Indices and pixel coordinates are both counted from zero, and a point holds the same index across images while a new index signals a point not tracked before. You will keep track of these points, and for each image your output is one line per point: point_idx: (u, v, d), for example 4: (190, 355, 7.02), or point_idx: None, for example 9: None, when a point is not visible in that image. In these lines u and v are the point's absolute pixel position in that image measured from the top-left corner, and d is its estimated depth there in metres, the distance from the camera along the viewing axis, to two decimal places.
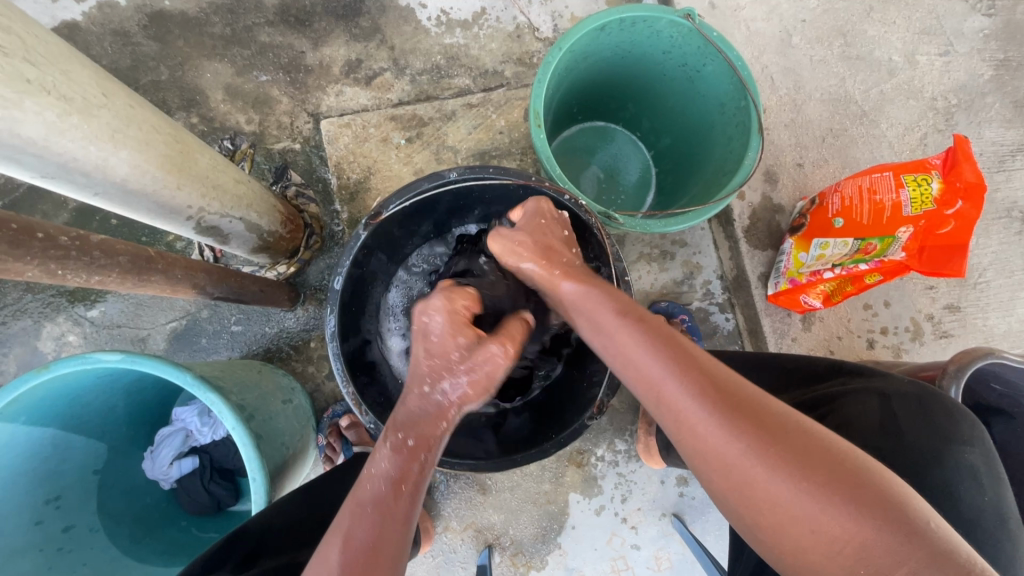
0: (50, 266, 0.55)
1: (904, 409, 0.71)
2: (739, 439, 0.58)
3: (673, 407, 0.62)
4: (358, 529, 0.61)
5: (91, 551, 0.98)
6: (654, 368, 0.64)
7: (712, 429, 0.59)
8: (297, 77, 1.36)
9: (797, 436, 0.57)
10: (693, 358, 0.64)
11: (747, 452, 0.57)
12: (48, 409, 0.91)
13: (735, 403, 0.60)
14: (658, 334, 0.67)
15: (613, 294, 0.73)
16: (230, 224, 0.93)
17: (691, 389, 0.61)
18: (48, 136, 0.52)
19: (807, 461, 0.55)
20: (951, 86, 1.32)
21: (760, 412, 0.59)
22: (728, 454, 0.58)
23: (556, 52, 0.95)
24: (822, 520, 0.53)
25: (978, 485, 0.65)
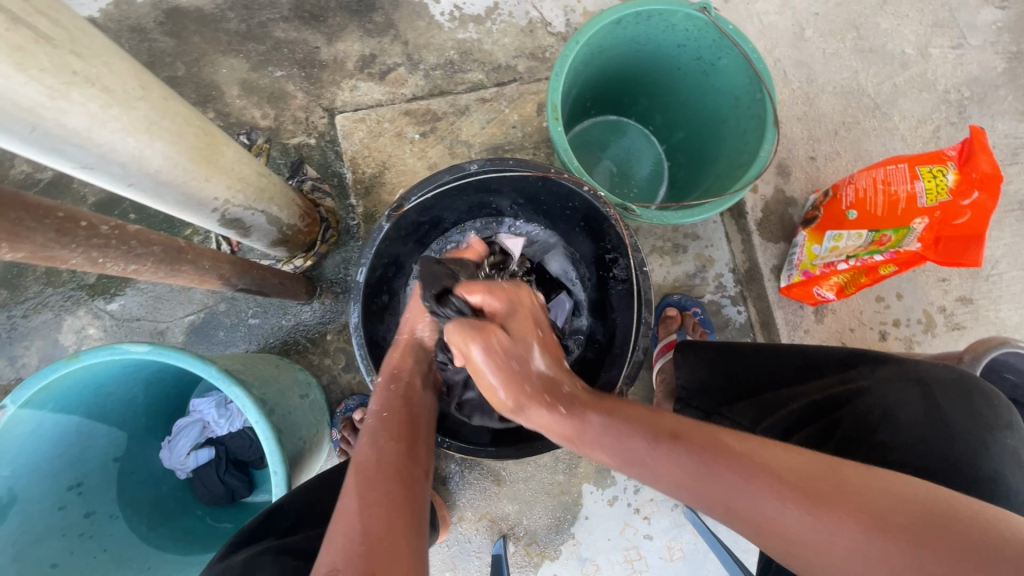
0: (92, 253, 0.57)
1: (946, 399, 0.74)
2: (830, 530, 0.50)
3: (752, 517, 0.54)
4: (359, 460, 0.66)
5: (113, 537, 0.99)
6: (710, 479, 0.57)
7: (801, 527, 0.51)
8: (312, 72, 1.37)
9: (889, 508, 0.49)
10: (743, 452, 0.57)
11: (847, 544, 0.49)
12: (74, 397, 0.93)
13: (786, 473, 0.54)
14: (693, 439, 0.60)
15: (632, 413, 0.67)
16: (253, 217, 0.95)
17: (755, 484, 0.54)
18: (90, 127, 0.54)
19: (909, 536, 0.47)
20: (964, 79, 1.32)
21: (832, 485, 0.52)
22: (799, 534, 0.51)
23: (574, 46, 0.96)
24: None
25: (1021, 466, 0.70)
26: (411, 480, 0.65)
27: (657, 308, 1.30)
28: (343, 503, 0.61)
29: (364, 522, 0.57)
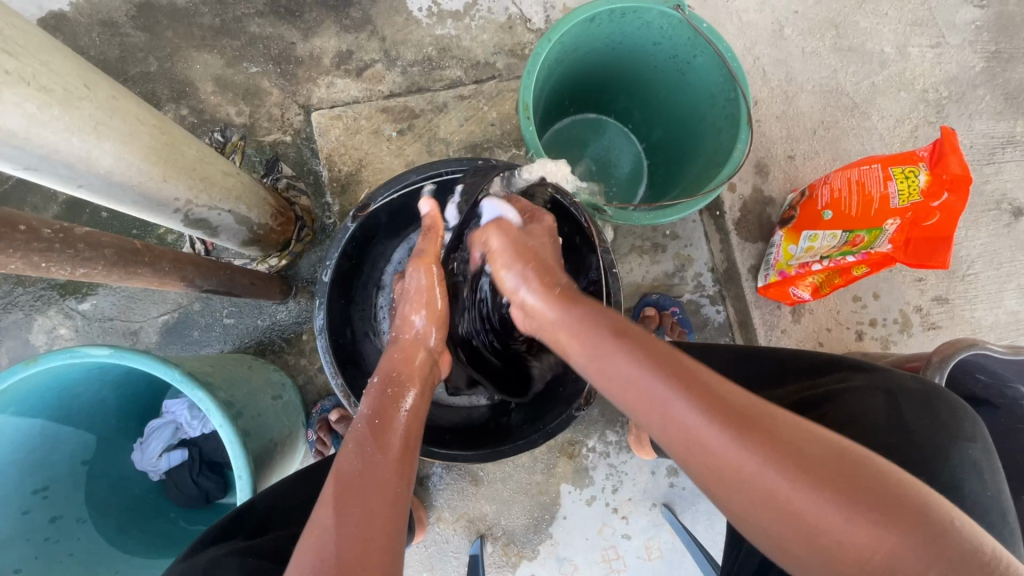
0: (33, 258, 0.55)
1: (909, 405, 0.72)
2: (754, 455, 0.52)
3: (681, 430, 0.56)
4: (341, 472, 0.63)
5: (79, 541, 0.98)
6: (658, 392, 0.58)
7: (727, 450, 0.53)
8: (287, 68, 1.35)
9: (813, 449, 0.52)
10: (696, 378, 0.58)
11: (764, 467, 0.51)
12: (37, 400, 0.92)
13: (728, 401, 0.56)
14: (656, 354, 0.62)
15: (600, 315, 0.69)
16: (219, 217, 0.93)
17: (696, 407, 0.56)
18: (29, 128, 0.52)
19: (827, 475, 0.50)
20: (942, 78, 1.32)
21: (766, 421, 0.54)
22: (722, 454, 0.53)
23: (546, 44, 0.95)
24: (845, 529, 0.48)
25: (981, 481, 0.66)
26: (395, 494, 0.62)
27: (636, 308, 1.28)
28: (317, 516, 0.59)
29: (343, 538, 0.56)
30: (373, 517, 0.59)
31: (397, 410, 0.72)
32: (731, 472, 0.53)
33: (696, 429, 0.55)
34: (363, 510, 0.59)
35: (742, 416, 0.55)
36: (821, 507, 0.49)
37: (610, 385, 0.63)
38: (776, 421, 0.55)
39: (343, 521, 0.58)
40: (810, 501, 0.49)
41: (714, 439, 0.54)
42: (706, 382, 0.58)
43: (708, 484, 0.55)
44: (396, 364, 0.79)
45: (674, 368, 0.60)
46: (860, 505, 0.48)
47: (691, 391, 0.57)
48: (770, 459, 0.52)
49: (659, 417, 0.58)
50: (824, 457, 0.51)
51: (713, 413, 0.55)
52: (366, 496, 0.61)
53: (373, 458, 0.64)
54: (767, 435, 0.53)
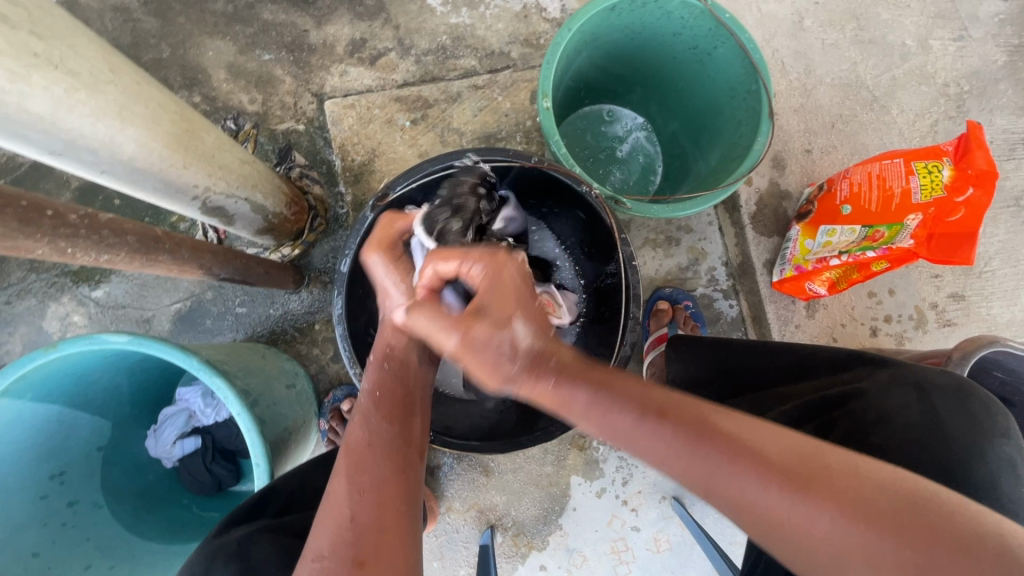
0: (59, 243, 0.55)
1: (943, 403, 0.72)
2: (816, 514, 0.49)
3: (730, 495, 0.52)
4: (351, 441, 0.63)
5: (96, 526, 0.99)
6: (694, 458, 0.54)
7: (787, 505, 0.50)
8: (300, 56, 1.34)
9: (879, 497, 0.48)
10: (735, 433, 0.54)
11: (831, 528, 0.48)
12: (55, 386, 0.92)
13: (775, 457, 0.52)
14: (686, 410, 0.57)
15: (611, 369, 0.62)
16: (236, 205, 0.92)
17: (742, 469, 0.52)
18: (56, 112, 0.52)
19: (901, 530, 0.46)
20: (964, 72, 1.30)
21: (819, 474, 0.50)
22: (780, 515, 0.50)
23: (566, 33, 0.94)
24: None
25: (1016, 476, 0.68)
26: (405, 460, 0.63)
27: (649, 301, 1.28)
28: (333, 485, 0.60)
29: (356, 488, 0.59)
30: (385, 481, 0.60)
31: (405, 380, 0.71)
32: (796, 534, 0.50)
33: (756, 499, 0.51)
34: (373, 476, 0.60)
35: (794, 471, 0.51)
36: (892, 564, 0.45)
37: (649, 455, 0.57)
38: (841, 479, 0.49)
39: (352, 484, 0.59)
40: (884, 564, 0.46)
41: (766, 502, 0.51)
42: (758, 442, 0.53)
43: (774, 550, 0.52)
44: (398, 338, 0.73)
45: (720, 431, 0.55)
46: (936, 556, 0.44)
47: (743, 454, 0.53)
48: (843, 523, 0.48)
49: (706, 487, 0.54)
50: (896, 509, 0.47)
51: (769, 479, 0.51)
52: (373, 461, 0.61)
53: (378, 422, 0.65)
54: (826, 493, 0.49)
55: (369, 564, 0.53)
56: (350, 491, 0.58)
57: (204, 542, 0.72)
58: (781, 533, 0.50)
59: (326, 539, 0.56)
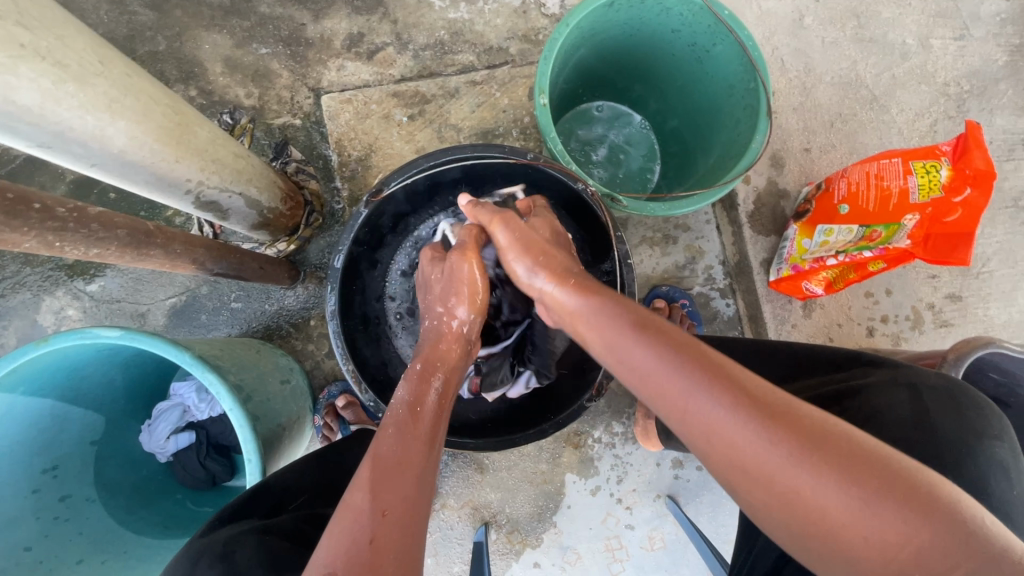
0: (47, 237, 0.54)
1: (933, 402, 0.72)
2: (778, 445, 0.52)
3: (700, 422, 0.56)
4: (376, 452, 0.63)
5: (89, 521, 0.99)
6: (676, 380, 0.58)
7: (753, 437, 0.53)
8: (297, 50, 1.33)
9: (840, 441, 0.51)
10: (721, 369, 0.58)
11: (788, 459, 0.51)
12: (47, 380, 0.91)
13: (750, 393, 0.56)
14: (679, 348, 0.61)
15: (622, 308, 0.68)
16: (230, 199, 0.92)
17: (716, 398, 0.56)
18: (43, 104, 0.51)
19: (856, 472, 0.49)
20: (964, 72, 1.29)
21: (789, 414, 0.54)
22: (744, 445, 0.53)
23: (563, 29, 0.93)
24: (872, 526, 0.47)
25: (1008, 478, 0.67)
26: (423, 478, 0.62)
27: (646, 299, 1.27)
28: (351, 497, 0.58)
29: (378, 504, 0.57)
30: (410, 504, 0.59)
31: (429, 396, 0.73)
32: (755, 465, 0.52)
33: (719, 421, 0.55)
34: (400, 495, 0.59)
35: (767, 407, 0.54)
36: (836, 504, 0.49)
37: (631, 364, 0.63)
38: (802, 419, 0.53)
39: (377, 499, 0.57)
40: (834, 498, 0.49)
41: (734, 431, 0.54)
42: (732, 372, 0.58)
43: (729, 478, 0.55)
44: (433, 351, 0.81)
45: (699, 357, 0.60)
46: (878, 504, 0.48)
47: (716, 379, 0.57)
48: (793, 457, 0.51)
49: (680, 410, 0.58)
50: (848, 453, 0.50)
51: (733, 404, 0.55)
52: (402, 480, 0.60)
53: (412, 441, 0.65)
54: (792, 430, 0.52)
55: None
56: (371, 506, 0.57)
57: (196, 538, 0.72)
58: (739, 459, 0.53)
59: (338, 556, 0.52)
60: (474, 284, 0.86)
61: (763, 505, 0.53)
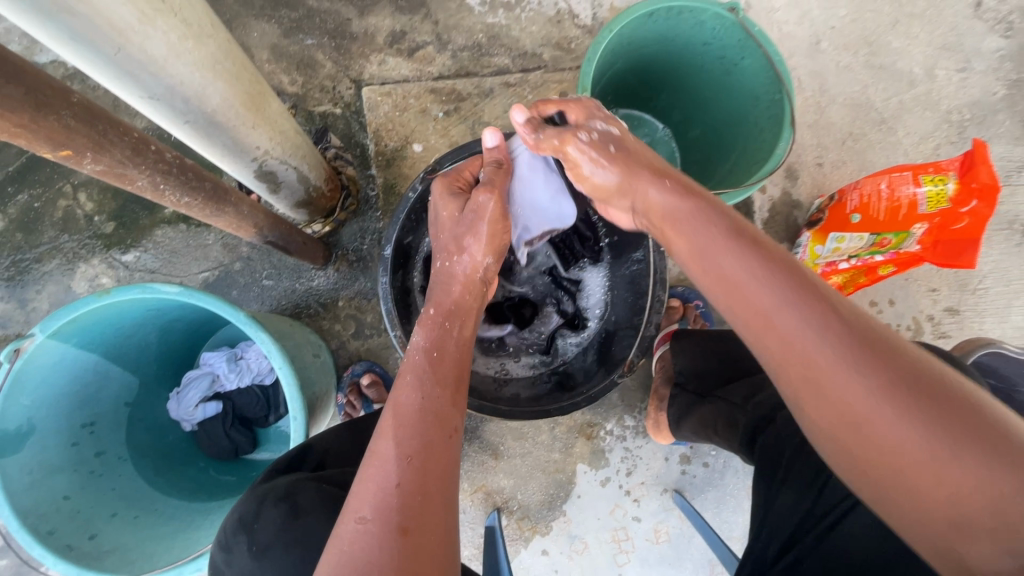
0: (157, 178, 0.59)
1: None
2: (897, 405, 0.48)
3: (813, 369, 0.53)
4: (399, 404, 0.68)
5: (120, 477, 1.01)
6: (787, 320, 0.55)
7: (873, 383, 0.50)
8: (342, 43, 1.39)
9: (980, 418, 0.47)
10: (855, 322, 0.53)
11: (902, 415, 0.48)
12: (95, 336, 0.94)
13: (884, 351, 0.51)
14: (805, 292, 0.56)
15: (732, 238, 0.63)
16: (286, 172, 0.97)
17: (836, 349, 0.52)
18: (167, 57, 0.56)
19: (991, 445, 0.46)
20: (966, 101, 1.38)
21: (930, 384, 0.49)
22: (853, 398, 0.50)
23: (607, 34, 1.01)
24: (986, 499, 0.45)
25: None
26: (449, 424, 0.68)
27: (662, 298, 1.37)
28: (376, 444, 0.64)
29: (402, 448, 0.63)
30: (432, 448, 0.64)
31: (448, 346, 0.77)
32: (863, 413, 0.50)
33: (835, 368, 0.51)
34: (422, 438, 0.64)
35: (902, 369, 0.50)
36: (942, 453, 0.47)
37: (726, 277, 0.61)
38: (910, 362, 0.51)
39: (399, 447, 0.63)
40: (949, 464, 0.46)
41: (845, 377, 0.51)
42: (840, 301, 0.56)
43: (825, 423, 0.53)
44: (451, 297, 0.84)
45: (812, 283, 0.57)
46: (984, 458, 0.46)
47: (824, 304, 0.54)
48: (884, 393, 0.49)
49: (786, 352, 0.55)
50: (957, 406, 0.48)
51: (833, 330, 0.53)
52: (424, 427, 0.66)
53: (432, 392, 0.70)
54: (924, 393, 0.48)
55: (411, 529, 0.57)
56: (396, 450, 0.62)
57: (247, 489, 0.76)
58: (842, 406, 0.51)
59: (370, 504, 0.58)
60: (486, 220, 0.86)
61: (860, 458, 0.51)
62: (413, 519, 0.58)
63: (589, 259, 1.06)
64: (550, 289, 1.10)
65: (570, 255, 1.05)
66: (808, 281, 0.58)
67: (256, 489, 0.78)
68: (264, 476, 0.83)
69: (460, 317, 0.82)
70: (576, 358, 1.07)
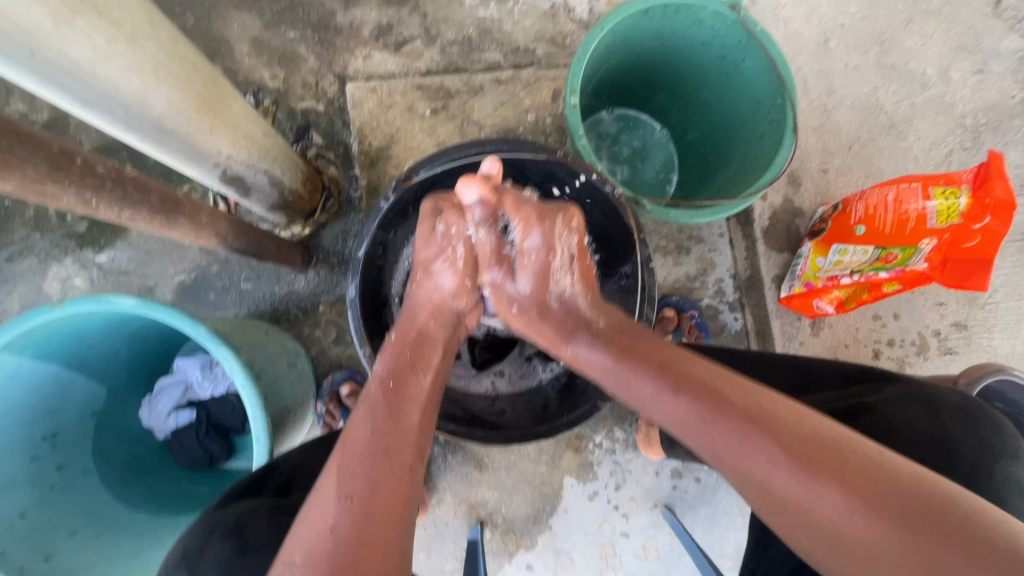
0: (87, 194, 0.55)
1: (950, 413, 0.77)
2: (802, 480, 0.55)
3: (735, 468, 0.60)
4: (348, 437, 0.64)
5: (84, 492, 0.97)
6: (704, 427, 0.63)
7: (780, 461, 0.57)
8: (325, 36, 1.33)
9: (873, 477, 0.53)
10: (758, 411, 0.61)
11: (814, 493, 0.54)
12: (54, 347, 0.90)
13: (778, 431, 0.59)
14: (715, 394, 0.65)
15: (648, 352, 0.74)
16: (255, 177, 0.91)
17: (743, 439, 0.60)
18: (93, 60, 0.51)
19: (886, 505, 0.51)
20: (981, 105, 1.31)
21: (823, 450, 0.56)
22: (770, 482, 0.57)
23: (599, 32, 0.94)
24: (901, 559, 0.49)
25: (1002, 484, 0.71)
26: (403, 463, 0.64)
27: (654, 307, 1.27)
28: (320, 486, 0.61)
29: (342, 489, 0.59)
30: (379, 489, 0.60)
31: (414, 377, 0.73)
32: (781, 492, 0.56)
33: (748, 464, 0.59)
34: (367, 476, 0.60)
35: (798, 443, 0.57)
36: (886, 537, 0.50)
37: (664, 418, 0.68)
38: (837, 452, 0.55)
39: (340, 487, 0.59)
40: (864, 533, 0.51)
41: (757, 464, 0.58)
42: (763, 410, 0.61)
43: (768, 516, 0.58)
44: (424, 329, 0.81)
45: (734, 400, 0.63)
46: (943, 554, 0.47)
47: (744, 423, 0.61)
48: (792, 471, 0.56)
49: (710, 452, 0.63)
50: (891, 492, 0.51)
51: (765, 447, 0.58)
52: (371, 467, 0.61)
53: (387, 427, 0.66)
54: (820, 464, 0.55)
55: None
56: (336, 492, 0.59)
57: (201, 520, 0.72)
58: (763, 495, 0.58)
59: (303, 546, 0.55)
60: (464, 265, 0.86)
61: (805, 543, 0.55)
62: (346, 567, 0.53)
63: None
64: None
65: None
66: (714, 386, 0.66)
67: (211, 515, 0.75)
68: (222, 499, 0.79)
69: (429, 347, 0.79)
70: (547, 381, 1.03)
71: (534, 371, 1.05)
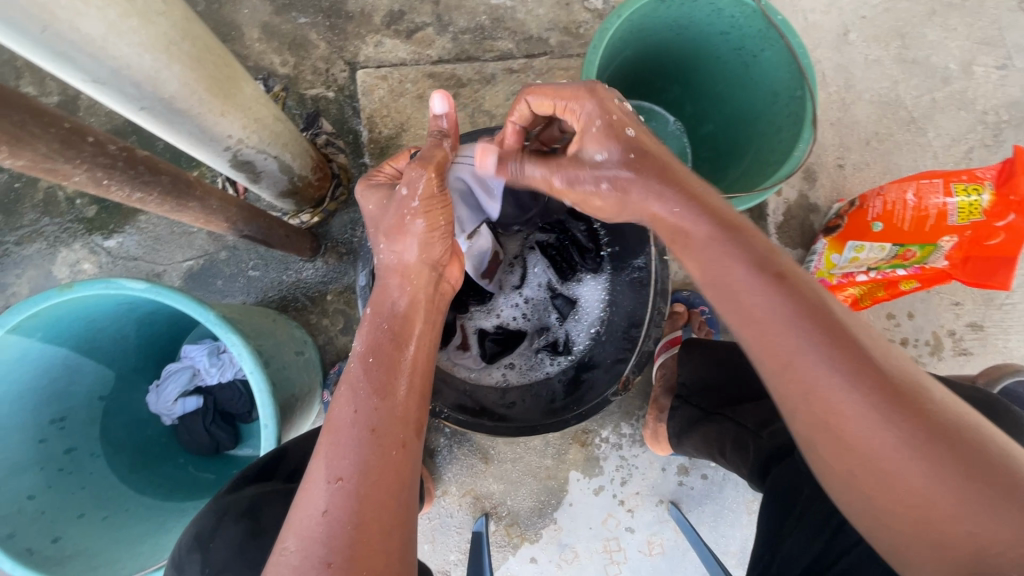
0: (97, 173, 0.55)
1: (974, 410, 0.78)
2: (888, 421, 0.50)
3: (809, 385, 0.54)
4: (333, 418, 0.62)
5: (92, 475, 0.97)
6: (793, 339, 0.55)
7: (870, 399, 0.51)
8: (336, 22, 1.31)
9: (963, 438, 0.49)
10: (859, 344, 0.53)
11: (896, 436, 0.49)
12: (63, 329, 0.89)
13: (879, 369, 0.52)
14: (817, 309, 0.55)
15: (734, 242, 0.62)
16: (265, 161, 0.90)
17: (839, 368, 0.52)
18: (106, 36, 0.50)
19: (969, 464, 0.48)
20: (1004, 101, 1.28)
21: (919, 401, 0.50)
22: (848, 412, 0.51)
23: (615, 20, 0.93)
24: (956, 514, 0.47)
25: None
26: (396, 437, 0.62)
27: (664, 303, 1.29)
28: (311, 469, 0.60)
29: (331, 472, 0.58)
30: (369, 468, 0.59)
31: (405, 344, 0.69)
32: (853, 427, 0.51)
33: (832, 387, 0.52)
34: (354, 458, 0.59)
35: (897, 389, 0.51)
36: (954, 493, 0.47)
37: (743, 306, 0.58)
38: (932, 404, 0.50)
39: (330, 469, 0.59)
40: (927, 483, 0.48)
41: (845, 393, 0.51)
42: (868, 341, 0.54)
43: (813, 437, 0.54)
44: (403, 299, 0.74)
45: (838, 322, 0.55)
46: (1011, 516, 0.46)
47: (850, 350, 0.53)
48: (881, 411, 0.50)
49: (785, 363, 0.55)
50: (980, 458, 0.48)
51: (863, 379, 0.51)
52: (359, 448, 0.60)
53: (371, 403, 0.63)
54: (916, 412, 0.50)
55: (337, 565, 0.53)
56: (325, 477, 0.58)
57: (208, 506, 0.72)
58: (829, 418, 0.53)
59: (296, 534, 0.56)
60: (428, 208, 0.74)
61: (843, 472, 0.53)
62: (339, 554, 0.54)
63: (589, 272, 1.03)
64: (546, 306, 1.09)
65: (566, 266, 1.05)
66: (819, 301, 0.57)
67: (218, 500, 0.74)
68: (233, 482, 0.79)
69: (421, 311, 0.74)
70: (556, 374, 1.03)
71: (545, 364, 1.04)
